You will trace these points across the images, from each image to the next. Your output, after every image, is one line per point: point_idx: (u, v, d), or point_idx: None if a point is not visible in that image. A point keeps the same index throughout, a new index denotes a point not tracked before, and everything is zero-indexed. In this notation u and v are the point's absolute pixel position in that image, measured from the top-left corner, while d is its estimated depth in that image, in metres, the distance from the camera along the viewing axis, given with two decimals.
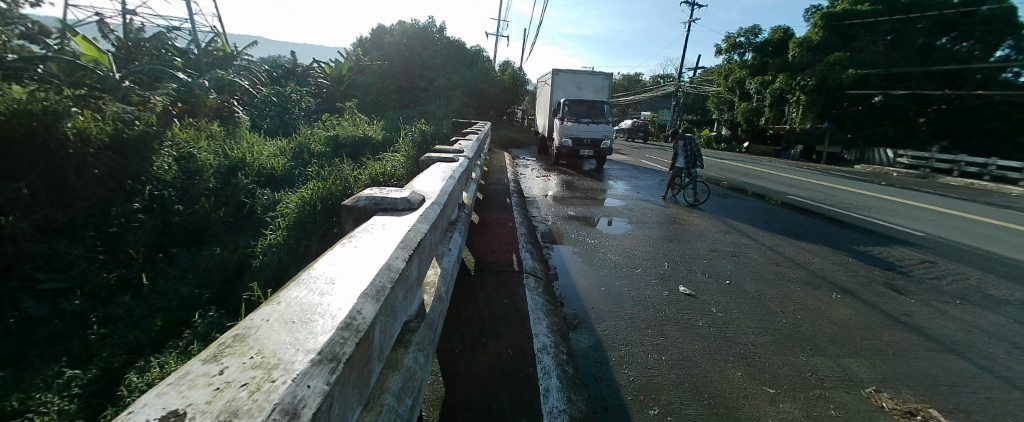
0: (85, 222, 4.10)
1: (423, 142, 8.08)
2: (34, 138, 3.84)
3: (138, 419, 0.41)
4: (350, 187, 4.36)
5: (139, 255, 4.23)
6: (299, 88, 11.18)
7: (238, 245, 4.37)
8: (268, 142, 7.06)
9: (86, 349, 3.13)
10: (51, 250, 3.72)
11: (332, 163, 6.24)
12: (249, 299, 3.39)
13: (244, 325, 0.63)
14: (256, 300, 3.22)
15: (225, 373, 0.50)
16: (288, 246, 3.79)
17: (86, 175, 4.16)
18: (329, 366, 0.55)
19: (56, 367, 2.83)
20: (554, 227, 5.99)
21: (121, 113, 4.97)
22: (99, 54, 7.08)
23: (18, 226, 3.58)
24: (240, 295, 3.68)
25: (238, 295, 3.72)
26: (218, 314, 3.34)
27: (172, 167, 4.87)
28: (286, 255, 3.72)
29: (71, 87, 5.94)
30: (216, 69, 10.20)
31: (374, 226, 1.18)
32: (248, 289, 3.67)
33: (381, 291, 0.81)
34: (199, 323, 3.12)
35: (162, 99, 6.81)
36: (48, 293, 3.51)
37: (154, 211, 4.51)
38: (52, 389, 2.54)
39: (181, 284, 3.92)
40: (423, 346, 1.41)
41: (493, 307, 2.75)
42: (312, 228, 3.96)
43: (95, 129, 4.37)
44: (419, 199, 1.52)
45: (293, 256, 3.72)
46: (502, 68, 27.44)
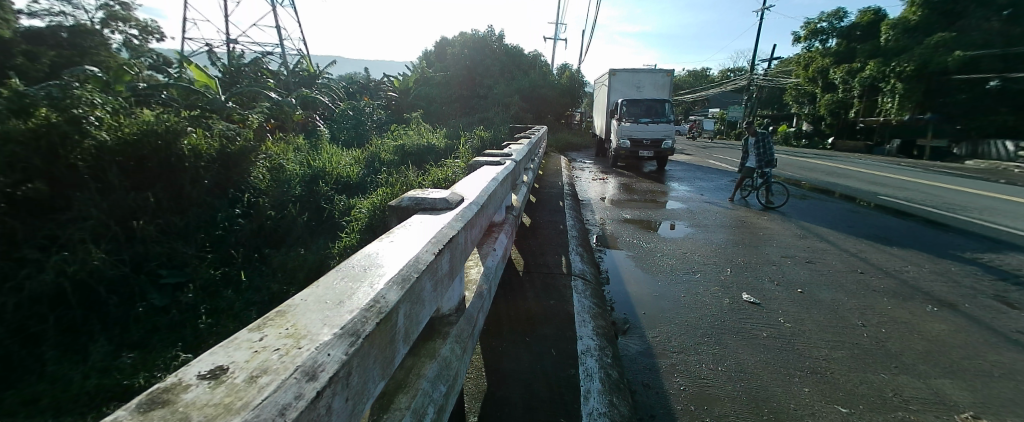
0: (197, 227, 4.84)
1: (479, 148, 8.36)
2: (159, 154, 4.69)
3: (192, 371, 0.53)
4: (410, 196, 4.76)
5: (239, 255, 4.86)
6: (371, 102, 12.16)
7: (318, 247, 4.88)
8: (345, 152, 7.77)
9: (196, 337, 3.69)
10: (171, 250, 4.45)
11: (400, 171, 6.74)
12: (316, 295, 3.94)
13: (287, 302, 0.73)
14: None
15: (264, 339, 0.60)
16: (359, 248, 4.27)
17: (198, 184, 4.97)
18: (349, 339, 0.63)
19: (173, 352, 3.41)
20: (608, 230, 5.87)
21: (226, 130, 5.79)
22: (208, 80, 8.31)
23: (147, 228, 4.39)
24: None
25: None
26: None
27: (265, 178, 5.60)
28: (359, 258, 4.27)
29: (187, 109, 7.06)
30: (301, 87, 11.45)
31: (411, 224, 1.28)
32: None
33: (407, 279, 0.88)
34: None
35: (258, 117, 7.80)
36: (169, 286, 4.20)
37: (250, 215, 5.19)
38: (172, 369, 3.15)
39: (272, 281, 4.43)
40: (462, 339, 1.47)
41: (541, 307, 2.77)
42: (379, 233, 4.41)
43: (205, 145, 5.20)
44: (458, 199, 1.61)
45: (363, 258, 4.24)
46: (561, 72, 27.37)
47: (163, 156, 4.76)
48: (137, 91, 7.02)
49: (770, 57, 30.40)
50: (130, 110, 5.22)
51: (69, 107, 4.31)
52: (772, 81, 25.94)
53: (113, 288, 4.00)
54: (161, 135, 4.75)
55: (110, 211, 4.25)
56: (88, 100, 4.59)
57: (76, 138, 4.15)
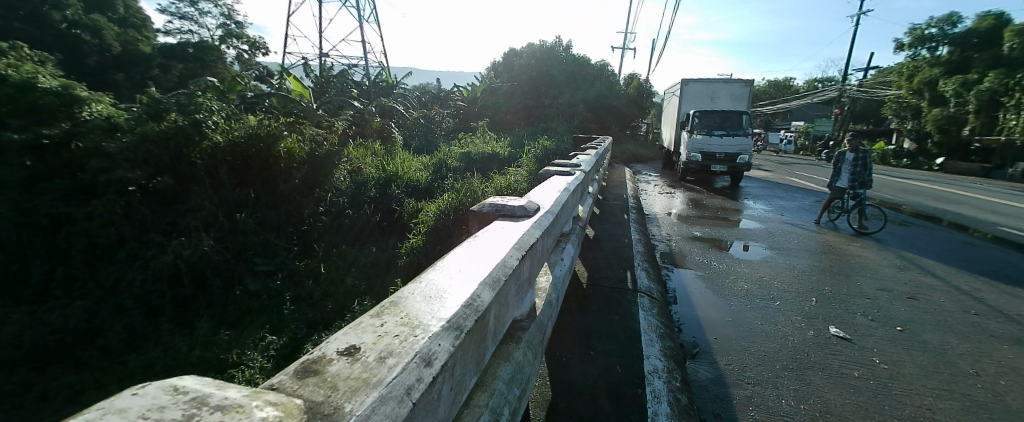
0: (288, 221, 5.45)
1: (544, 158, 8.40)
2: (259, 155, 5.47)
3: (333, 346, 0.61)
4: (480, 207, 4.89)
5: (321, 249, 5.30)
6: (441, 111, 12.83)
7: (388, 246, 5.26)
8: (416, 158, 8.26)
9: (280, 321, 4.13)
10: (264, 241, 5.04)
11: (465, 177, 6.99)
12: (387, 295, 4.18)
13: (398, 293, 0.81)
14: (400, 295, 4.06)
15: (385, 326, 0.67)
16: (426, 251, 4.76)
17: (291, 183, 5.61)
18: (453, 333, 0.69)
19: (261, 333, 3.86)
20: (676, 247, 5.59)
21: (315, 136, 6.37)
22: (303, 90, 9.33)
23: (247, 221, 5.10)
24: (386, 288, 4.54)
25: (386, 287, 4.58)
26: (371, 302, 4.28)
27: (346, 179, 6.05)
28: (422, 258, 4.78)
29: (285, 115, 8.00)
30: (381, 97, 12.40)
31: (494, 229, 1.34)
32: (393, 284, 4.54)
33: (497, 282, 0.94)
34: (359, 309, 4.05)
35: (343, 124, 8.60)
36: (262, 273, 4.77)
37: (332, 213, 5.68)
38: (258, 349, 3.57)
39: (346, 275, 4.87)
40: (533, 346, 1.50)
41: (605, 322, 2.72)
42: (444, 236, 4.87)
43: (298, 148, 5.81)
44: (535, 207, 1.66)
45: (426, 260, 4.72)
46: (629, 81, 26.74)
47: (263, 158, 5.52)
48: (246, 100, 8.19)
49: (867, 66, 27.25)
50: (241, 116, 6.03)
51: (192, 111, 5.15)
52: (870, 92, 23.19)
53: (218, 271, 4.61)
54: (261, 140, 5.48)
55: (218, 204, 5.06)
56: (207, 107, 5.36)
57: (197, 139, 5.06)
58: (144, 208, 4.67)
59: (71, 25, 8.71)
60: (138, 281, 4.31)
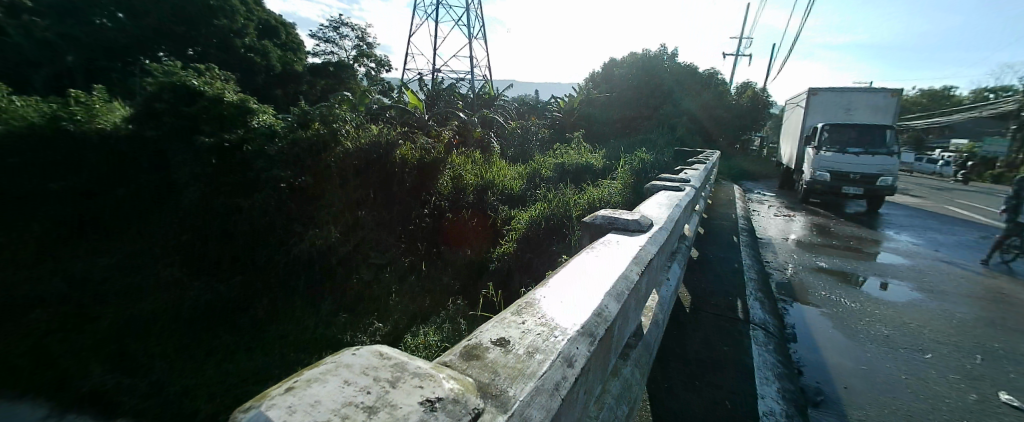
0: (399, 220, 6.19)
1: (644, 170, 7.91)
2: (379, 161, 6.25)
3: (486, 337, 0.67)
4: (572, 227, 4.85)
5: (422, 246, 5.99)
6: (538, 121, 13.17)
7: (482, 251, 5.58)
8: (512, 167, 8.59)
9: (385, 309, 4.88)
10: (379, 238, 5.85)
11: (557, 188, 7.06)
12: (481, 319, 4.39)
13: (530, 296, 0.87)
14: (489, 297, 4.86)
15: (526, 323, 0.73)
16: (516, 257, 5.15)
17: (403, 186, 6.31)
18: (588, 340, 0.73)
19: (370, 320, 4.65)
20: (795, 277, 4.88)
21: (426, 144, 6.90)
22: (418, 102, 10.37)
23: (366, 218, 5.97)
24: (477, 290, 5.20)
25: (476, 291, 5.19)
26: (462, 303, 4.89)
27: (448, 185, 6.35)
28: (512, 262, 5.15)
29: (401, 125, 8.99)
30: (483, 108, 13.20)
31: (610, 243, 1.36)
32: (484, 289, 5.12)
33: (620, 295, 0.97)
34: (450, 310, 4.72)
35: (449, 133, 9.35)
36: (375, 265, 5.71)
37: (435, 216, 6.15)
38: (369, 333, 4.42)
39: (442, 274, 5.45)
40: (640, 364, 1.45)
41: (710, 351, 2.50)
42: (535, 242, 5.15)
43: (411, 155, 6.45)
44: (649, 223, 1.63)
45: (518, 264, 5.11)
46: (741, 90, 24.35)
47: (382, 164, 6.28)
48: (372, 111, 9.40)
49: None
50: (367, 125, 6.97)
51: (329, 121, 6.03)
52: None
53: (342, 260, 5.50)
54: (380, 147, 6.29)
55: (344, 202, 5.91)
56: (342, 119, 6.33)
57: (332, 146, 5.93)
58: (290, 203, 5.63)
59: (251, 51, 11.01)
60: (284, 264, 5.32)
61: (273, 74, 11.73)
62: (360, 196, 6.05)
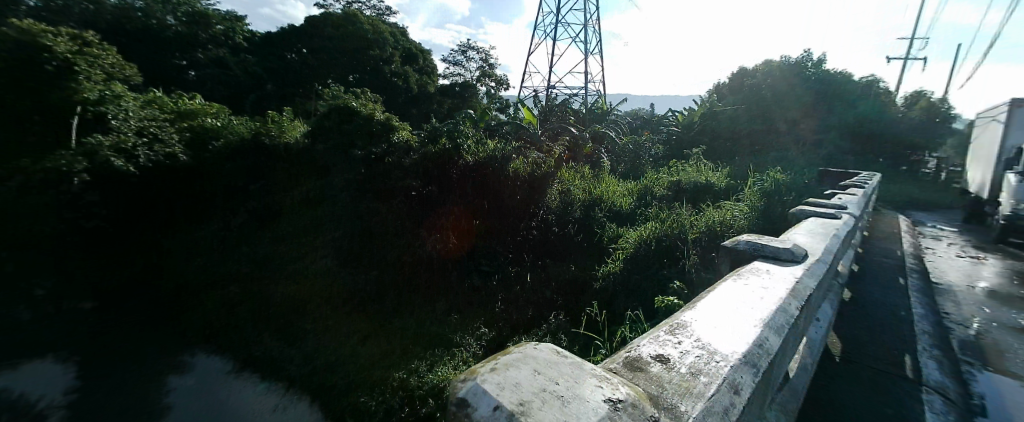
0: (504, 230, 6.40)
1: (779, 190, 6.83)
2: (492, 173, 6.70)
3: (645, 351, 0.71)
4: (686, 253, 4.85)
5: (527, 260, 6.08)
6: (652, 136, 12.58)
7: (586, 267, 5.65)
8: (622, 183, 8.35)
9: (493, 317, 5.07)
10: (489, 246, 6.23)
11: (671, 208, 6.66)
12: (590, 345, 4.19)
13: (678, 318, 0.89)
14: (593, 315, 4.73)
15: (682, 344, 0.75)
16: (623, 277, 5.05)
17: (514, 198, 6.62)
18: (751, 369, 0.70)
19: (477, 325, 4.92)
20: (988, 335, 3.62)
21: (538, 159, 7.20)
22: (532, 118, 10.78)
23: (478, 227, 6.39)
24: (583, 310, 4.97)
25: (580, 308, 5.02)
26: (566, 319, 4.80)
27: (557, 199, 6.70)
28: (618, 284, 5.01)
29: (516, 139, 9.47)
30: (594, 123, 13.12)
31: (759, 272, 1.29)
32: (588, 305, 4.98)
33: (780, 328, 0.91)
34: (552, 323, 4.72)
35: (560, 148, 9.52)
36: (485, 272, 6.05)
37: (543, 228, 6.36)
38: (476, 336, 4.72)
39: (548, 286, 5.49)
40: (786, 412, 1.28)
41: (872, 412, 2.05)
42: (643, 262, 5.13)
43: (523, 169, 6.80)
44: (805, 253, 1.48)
45: (625, 285, 4.98)
46: (921, 99, 19.69)
47: (494, 177, 6.70)
48: (490, 126, 10.12)
49: None
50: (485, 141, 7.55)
51: (455, 138, 6.87)
52: None
53: (458, 265, 6.02)
54: (497, 161, 6.81)
55: (462, 210, 6.46)
56: (464, 135, 7.00)
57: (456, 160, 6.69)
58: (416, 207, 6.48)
59: (395, 76, 12.87)
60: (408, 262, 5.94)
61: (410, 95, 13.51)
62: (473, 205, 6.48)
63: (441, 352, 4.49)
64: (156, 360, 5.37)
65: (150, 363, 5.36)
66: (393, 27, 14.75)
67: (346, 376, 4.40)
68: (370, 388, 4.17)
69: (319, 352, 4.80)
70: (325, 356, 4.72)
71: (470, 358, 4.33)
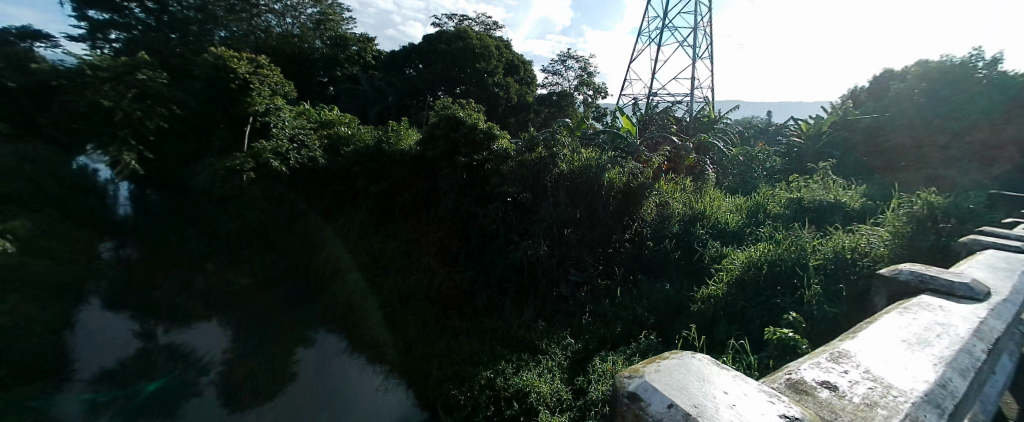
0: (598, 242, 6.44)
1: (960, 205, 5.25)
2: (586, 183, 6.68)
3: (810, 376, 1.09)
4: (805, 282, 4.28)
5: (619, 273, 6.19)
6: (767, 148, 11.28)
7: (682, 288, 5.40)
8: (728, 198, 7.65)
9: (579, 328, 5.23)
10: (580, 257, 6.26)
11: (789, 228, 5.97)
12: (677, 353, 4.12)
13: (840, 348, 1.29)
14: (689, 342, 4.42)
15: (850, 372, 1.11)
16: (725, 303, 4.66)
17: (607, 209, 6.60)
18: (934, 409, 0.96)
19: (563, 336, 5.01)
20: None
21: (634, 169, 7.00)
22: (631, 126, 10.38)
23: (568, 235, 6.33)
24: (675, 331, 4.76)
25: (674, 332, 4.76)
26: (656, 340, 4.62)
27: (653, 212, 6.60)
28: (721, 310, 4.64)
29: (612, 149, 9.27)
30: (700, 132, 12.20)
31: (931, 311, 1.62)
32: (683, 328, 4.70)
33: (953, 362, 1.21)
34: (642, 342, 4.59)
35: (660, 157, 9.04)
36: (573, 282, 6.06)
37: (636, 242, 6.44)
38: (561, 346, 4.86)
39: (638, 304, 5.33)
40: None
41: None
42: (753, 289, 4.64)
43: (618, 179, 6.71)
44: (986, 292, 1.80)
45: (727, 313, 4.57)
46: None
47: (586, 188, 6.68)
48: (587, 135, 10.08)
49: None
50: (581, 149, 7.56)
51: (551, 146, 6.98)
52: None
53: (547, 272, 6.12)
54: (591, 169, 6.77)
55: (556, 219, 6.39)
56: (559, 143, 7.09)
57: (552, 168, 6.77)
58: (512, 214, 6.54)
59: (497, 86, 13.58)
60: (501, 267, 6.27)
61: (510, 104, 14.13)
62: (564, 213, 6.40)
63: (527, 356, 4.71)
64: (291, 332, 6.29)
65: (286, 333, 6.29)
66: (498, 41, 15.56)
67: (438, 369, 4.88)
68: (459, 383, 4.56)
69: (416, 344, 5.46)
70: (423, 347, 5.34)
71: (555, 366, 4.47)
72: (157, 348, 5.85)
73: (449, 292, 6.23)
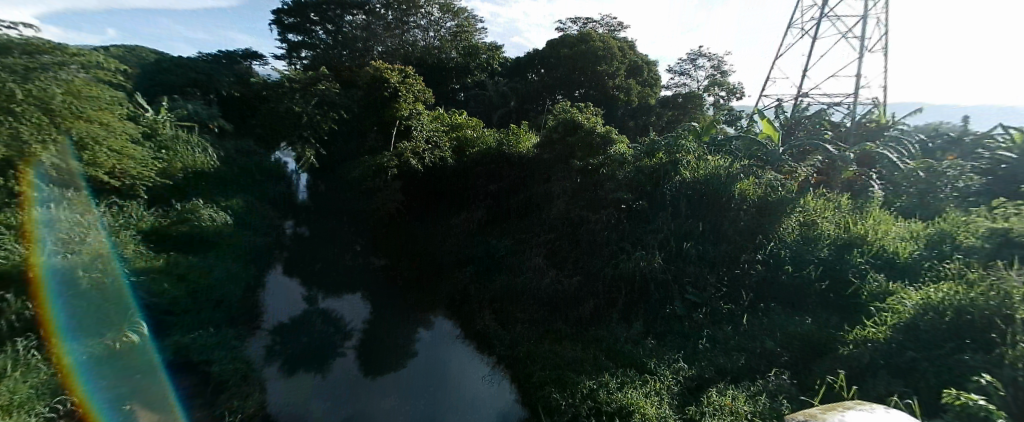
0: (723, 260, 5.75)
1: None
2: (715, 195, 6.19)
3: None
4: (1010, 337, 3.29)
5: (746, 299, 5.42)
6: (970, 161, 8.68)
7: (826, 324, 4.75)
8: (901, 222, 6.26)
9: (694, 353, 4.81)
10: (700, 275, 5.66)
11: (992, 264, 4.67)
12: (819, 406, 3.52)
13: None
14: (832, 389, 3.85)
15: None
16: (885, 350, 3.96)
17: (735, 225, 5.91)
18: None
19: (674, 358, 4.67)
20: None
21: (774, 180, 6.28)
22: (772, 131, 8.90)
23: (689, 250, 5.87)
24: (815, 376, 4.12)
25: (813, 376, 4.14)
26: (788, 380, 4.12)
27: (795, 231, 5.74)
28: (881, 358, 3.92)
29: (747, 155, 8.20)
30: (866, 137, 9.81)
31: None
32: (828, 374, 4.03)
33: None
34: (770, 380, 4.11)
35: (808, 169, 7.72)
36: (689, 301, 5.51)
37: (770, 263, 5.56)
38: (672, 368, 4.53)
39: (768, 337, 4.78)
40: None
41: None
42: (928, 339, 3.79)
43: (752, 191, 6.06)
44: None
45: (887, 364, 3.85)
46: None
47: (715, 198, 6.18)
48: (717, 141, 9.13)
49: None
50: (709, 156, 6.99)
51: (674, 152, 6.82)
52: None
53: (660, 288, 5.70)
54: (718, 179, 6.29)
55: (674, 231, 6.14)
56: (685, 150, 6.82)
57: (672, 176, 6.52)
58: (626, 223, 6.54)
59: (618, 89, 13.23)
60: (611, 274, 5.95)
61: (630, 108, 13.65)
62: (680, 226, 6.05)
63: (633, 373, 4.42)
64: (412, 313, 6.96)
65: (409, 314, 6.94)
66: (622, 42, 15.11)
67: (541, 370, 4.86)
68: (561, 388, 4.41)
69: (519, 342, 5.57)
70: (526, 346, 5.42)
71: (664, 390, 4.12)
72: (316, 311, 6.74)
73: (556, 295, 6.06)
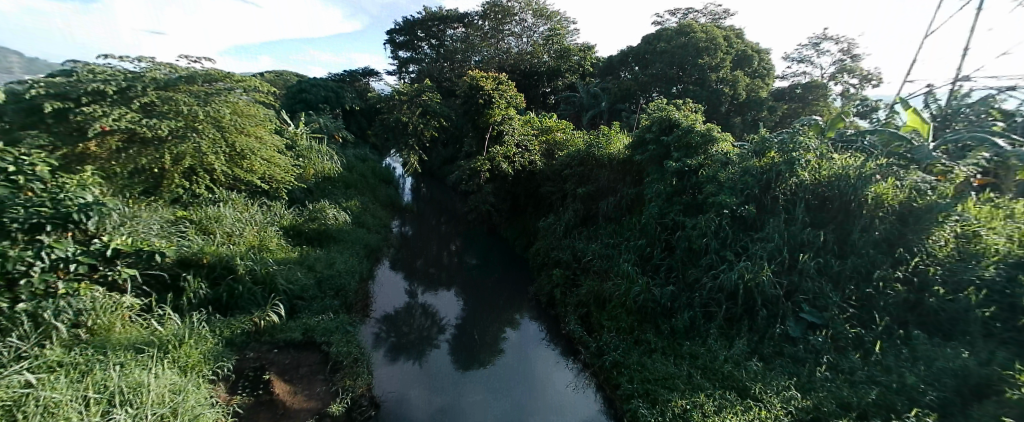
0: (852, 274, 4.92)
1: None
2: (841, 197, 5.25)
3: None
4: None
5: (883, 323, 4.55)
6: None
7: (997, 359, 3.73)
8: None
9: (810, 381, 4.23)
10: (821, 291, 4.92)
11: None
12: None
13: None
14: None
15: None
16: None
17: (868, 234, 4.97)
18: None
19: (784, 385, 4.16)
20: None
21: (921, 181, 4.93)
22: (922, 123, 6.50)
23: (808, 263, 5.10)
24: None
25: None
26: None
27: (950, 245, 4.55)
28: None
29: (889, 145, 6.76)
30: None
31: None
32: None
33: None
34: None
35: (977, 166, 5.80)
36: (805, 321, 4.84)
37: (914, 284, 4.61)
38: (780, 396, 4.01)
39: (910, 370, 3.97)
40: None
41: None
42: None
43: (892, 194, 4.95)
44: None
45: None
46: None
47: (842, 203, 5.27)
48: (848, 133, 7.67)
49: None
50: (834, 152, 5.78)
51: (790, 150, 5.62)
52: None
53: (768, 303, 5.12)
54: (846, 179, 5.23)
55: (788, 239, 5.34)
56: (804, 145, 5.63)
57: (786, 173, 5.47)
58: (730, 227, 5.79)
59: (722, 83, 12.05)
60: (709, 286, 5.53)
61: (737, 102, 12.32)
62: (798, 234, 5.30)
63: (733, 397, 4.09)
64: (500, 312, 7.58)
65: (496, 312, 7.58)
66: (728, 31, 13.77)
67: (630, 383, 4.85)
68: (650, 404, 4.39)
69: (607, 350, 5.59)
70: (615, 355, 5.37)
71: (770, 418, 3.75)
72: (417, 304, 7.67)
73: (647, 304, 5.80)
